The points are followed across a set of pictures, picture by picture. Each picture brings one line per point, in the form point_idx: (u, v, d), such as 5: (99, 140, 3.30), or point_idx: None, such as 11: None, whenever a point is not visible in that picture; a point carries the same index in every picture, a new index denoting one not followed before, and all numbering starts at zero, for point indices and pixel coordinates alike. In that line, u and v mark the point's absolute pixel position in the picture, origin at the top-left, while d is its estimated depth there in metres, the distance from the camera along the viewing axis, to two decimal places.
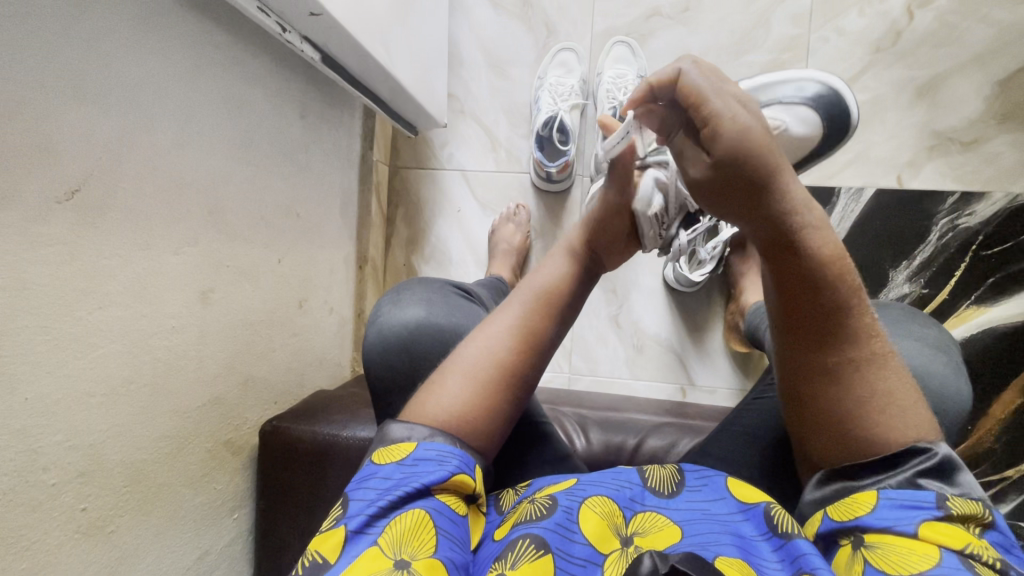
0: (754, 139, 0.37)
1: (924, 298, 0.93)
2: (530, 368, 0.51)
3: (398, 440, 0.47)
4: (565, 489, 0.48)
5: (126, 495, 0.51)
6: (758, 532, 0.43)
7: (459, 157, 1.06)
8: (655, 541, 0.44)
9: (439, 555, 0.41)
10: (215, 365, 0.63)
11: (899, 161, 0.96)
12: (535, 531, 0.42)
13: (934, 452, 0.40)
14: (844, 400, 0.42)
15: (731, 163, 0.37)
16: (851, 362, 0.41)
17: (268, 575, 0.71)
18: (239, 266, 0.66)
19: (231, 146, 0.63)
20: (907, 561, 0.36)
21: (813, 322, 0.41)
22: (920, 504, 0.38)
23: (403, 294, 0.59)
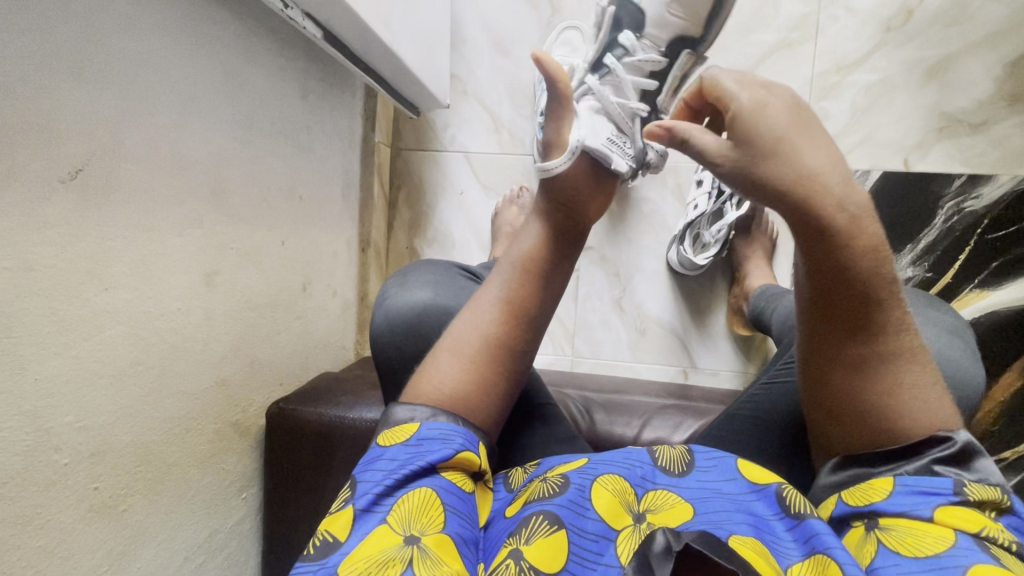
0: (770, 115, 0.42)
1: (927, 282, 0.93)
2: (521, 346, 0.52)
3: (401, 422, 0.47)
4: (577, 467, 0.49)
5: (136, 475, 0.52)
6: (772, 512, 0.44)
7: (461, 139, 1.05)
8: (669, 517, 0.44)
9: (450, 531, 0.42)
10: (221, 347, 0.63)
11: (907, 144, 0.95)
12: (547, 507, 0.44)
13: (957, 443, 0.41)
14: (859, 388, 0.43)
15: (750, 134, 0.42)
16: (879, 354, 0.42)
17: (276, 553, 0.72)
18: (244, 249, 0.65)
19: (232, 126, 0.62)
20: (922, 545, 0.37)
21: (842, 312, 0.42)
22: (939, 491, 0.39)
23: (411, 276, 0.60)
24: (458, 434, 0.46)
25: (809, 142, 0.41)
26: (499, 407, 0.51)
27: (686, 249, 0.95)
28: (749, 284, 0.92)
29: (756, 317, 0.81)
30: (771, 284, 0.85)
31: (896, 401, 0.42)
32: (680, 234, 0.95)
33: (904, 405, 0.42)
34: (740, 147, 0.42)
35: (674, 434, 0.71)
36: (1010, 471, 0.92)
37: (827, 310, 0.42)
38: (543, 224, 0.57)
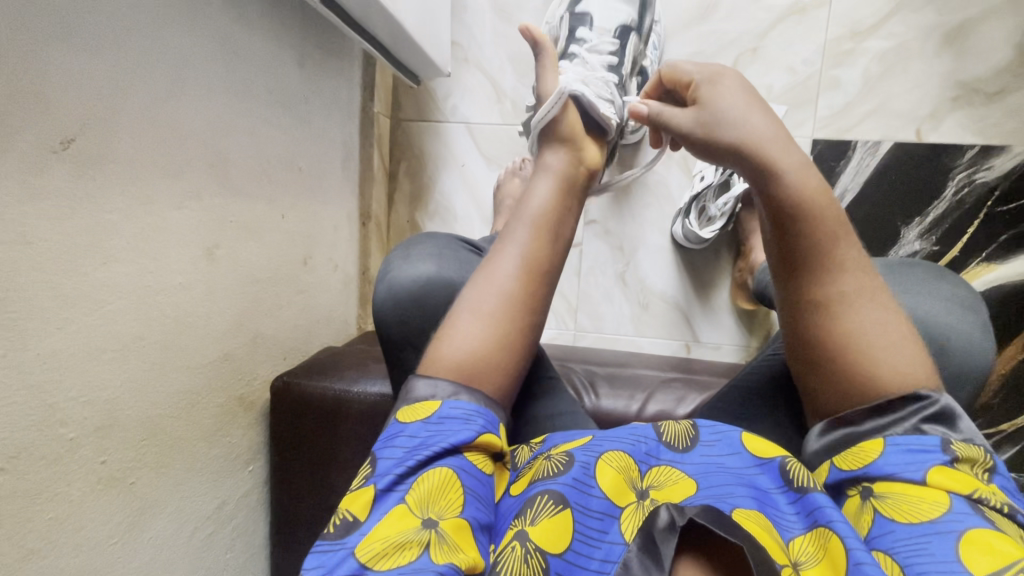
0: (724, 87, 0.51)
1: (934, 256, 0.92)
2: (537, 305, 0.52)
3: (421, 400, 0.47)
4: (581, 444, 0.48)
5: (143, 448, 0.52)
6: (774, 484, 0.44)
7: (463, 109, 1.02)
8: (672, 493, 0.44)
9: (467, 515, 0.42)
10: (224, 322, 0.62)
11: (920, 114, 0.93)
12: (552, 485, 0.43)
13: (932, 399, 0.41)
14: (832, 331, 0.44)
15: (710, 100, 0.51)
16: (841, 293, 0.45)
17: (284, 523, 0.73)
18: (243, 222, 0.64)
19: (228, 94, 0.60)
20: (918, 512, 0.37)
21: (801, 253, 0.46)
22: (930, 452, 0.39)
23: (414, 249, 0.58)
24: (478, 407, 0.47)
25: (756, 107, 0.50)
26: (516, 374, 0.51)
27: (691, 222, 0.94)
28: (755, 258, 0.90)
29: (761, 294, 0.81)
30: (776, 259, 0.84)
31: (887, 354, 0.43)
32: (685, 207, 0.94)
33: (895, 358, 0.43)
34: (704, 110, 0.51)
35: (678, 408, 0.71)
36: (1006, 442, 0.93)
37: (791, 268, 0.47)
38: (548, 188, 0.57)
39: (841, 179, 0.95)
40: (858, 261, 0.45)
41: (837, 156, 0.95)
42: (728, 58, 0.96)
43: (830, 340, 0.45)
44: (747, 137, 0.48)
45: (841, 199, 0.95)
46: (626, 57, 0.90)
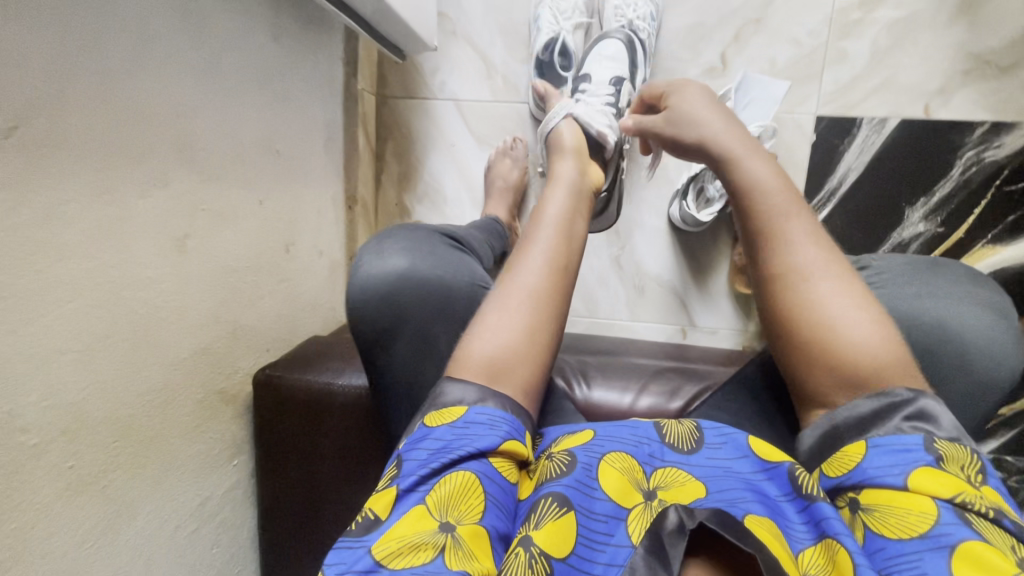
0: (687, 93, 0.61)
1: (938, 237, 0.90)
2: (563, 300, 0.51)
3: (448, 403, 0.46)
4: (582, 442, 0.48)
5: (116, 450, 0.50)
6: (781, 492, 0.44)
7: (451, 85, 0.98)
8: (680, 495, 0.44)
9: (486, 523, 0.41)
10: (199, 315, 0.60)
11: (929, 89, 0.88)
12: (555, 487, 0.43)
13: (915, 398, 0.42)
14: (786, 302, 0.48)
15: (678, 106, 0.61)
16: (791, 267, 0.48)
17: (272, 515, 0.72)
18: (218, 210, 0.61)
19: (196, 73, 0.56)
20: (903, 523, 0.38)
21: (751, 230, 0.52)
22: (912, 456, 0.40)
23: (384, 243, 0.52)
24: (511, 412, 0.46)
25: (711, 109, 0.59)
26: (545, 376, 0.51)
27: (688, 204, 0.90)
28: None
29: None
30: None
31: (857, 324, 0.45)
32: (683, 189, 0.91)
33: (864, 329, 0.45)
34: (673, 115, 0.60)
35: (673, 400, 0.69)
36: (1004, 427, 0.92)
37: (757, 251, 0.51)
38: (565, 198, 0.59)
39: (845, 157, 0.91)
40: (823, 242, 0.49)
41: (841, 133, 0.91)
42: (730, 29, 0.92)
43: (804, 318, 0.47)
44: (705, 133, 0.57)
45: (844, 179, 0.91)
46: (622, 107, 0.88)
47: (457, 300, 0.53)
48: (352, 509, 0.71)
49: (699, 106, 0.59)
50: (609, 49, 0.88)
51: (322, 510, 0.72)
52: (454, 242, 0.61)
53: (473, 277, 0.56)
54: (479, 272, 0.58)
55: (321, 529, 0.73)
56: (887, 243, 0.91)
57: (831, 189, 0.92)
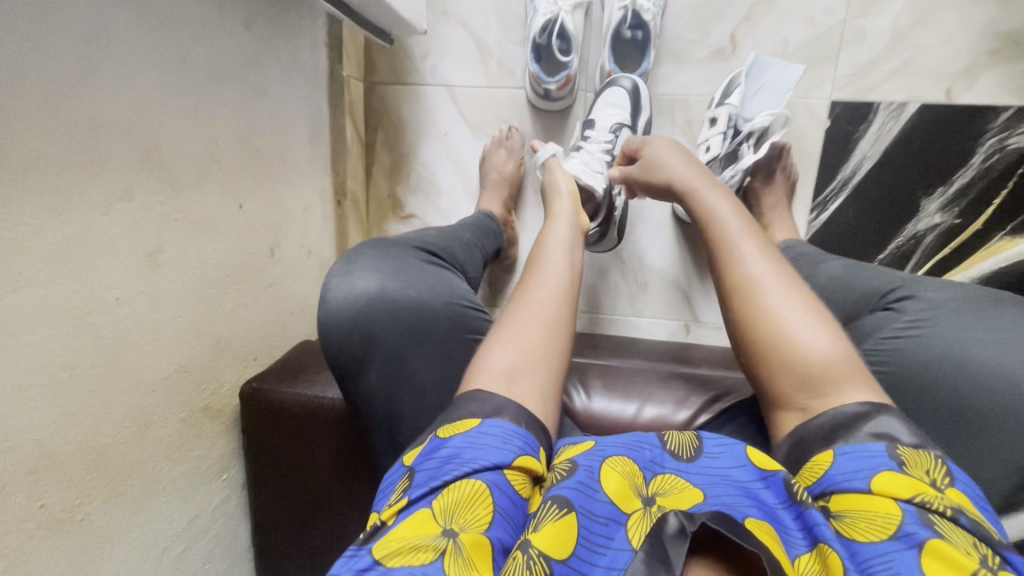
0: (661, 144, 0.70)
1: (954, 229, 0.86)
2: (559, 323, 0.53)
3: (462, 416, 0.45)
4: (583, 450, 0.46)
5: (92, 482, 0.48)
6: (777, 500, 0.41)
7: (443, 70, 0.92)
8: (679, 500, 0.41)
9: (491, 535, 0.38)
10: (177, 331, 0.56)
11: (952, 71, 0.83)
12: (557, 490, 0.40)
13: (873, 412, 0.42)
14: (749, 310, 0.51)
15: (654, 154, 0.70)
16: (752, 276, 0.53)
17: (265, 527, 0.71)
18: (192, 219, 0.57)
19: (159, 71, 0.51)
20: (873, 526, 0.37)
21: (716, 250, 0.57)
22: (874, 460, 0.40)
23: (354, 262, 0.49)
24: (525, 426, 0.45)
25: (681, 156, 0.68)
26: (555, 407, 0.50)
27: None
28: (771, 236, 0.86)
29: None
30: (797, 240, 0.81)
31: (801, 329, 0.48)
32: None
33: (813, 332, 0.48)
34: (650, 162, 0.70)
35: (677, 412, 0.66)
36: None
37: (717, 272, 0.56)
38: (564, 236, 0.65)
39: (860, 145, 0.86)
40: (773, 259, 0.54)
41: (856, 120, 0.86)
42: (741, 7, 0.85)
43: (755, 326, 0.51)
44: (674, 176, 0.66)
45: (858, 168, 0.87)
46: None
47: (434, 321, 0.50)
48: (347, 521, 0.69)
49: (670, 151, 0.69)
50: (614, 96, 0.84)
51: (316, 522, 0.70)
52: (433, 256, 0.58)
53: (452, 295, 0.53)
54: (459, 288, 0.54)
55: (316, 542, 0.71)
56: (900, 235, 0.87)
57: (844, 179, 0.87)
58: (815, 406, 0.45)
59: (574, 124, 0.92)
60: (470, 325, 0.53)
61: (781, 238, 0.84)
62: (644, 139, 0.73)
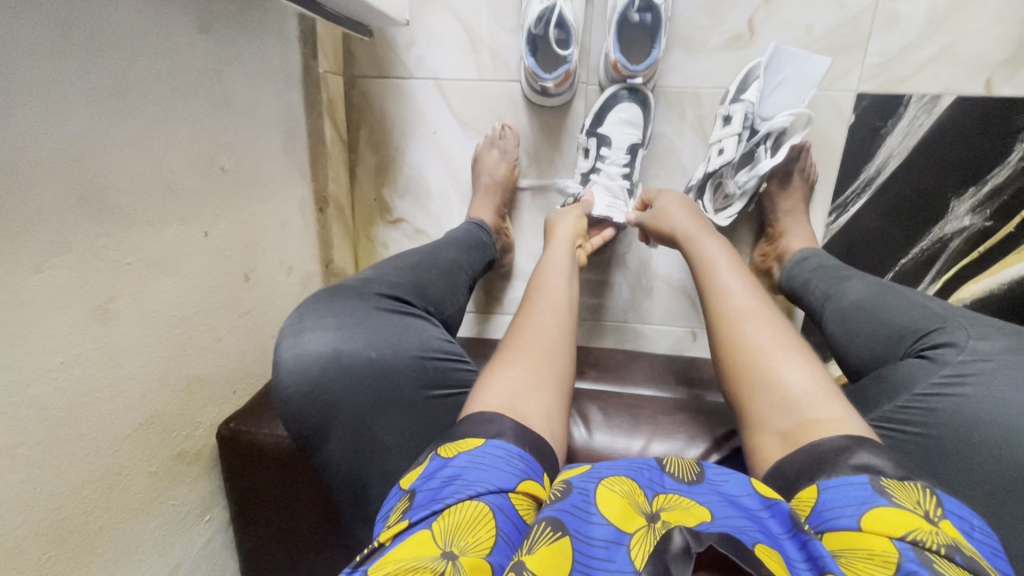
0: (671, 195, 0.74)
1: (984, 233, 0.78)
2: (553, 355, 0.52)
3: (466, 435, 0.42)
4: (579, 473, 0.41)
5: (50, 559, 0.44)
6: (782, 529, 0.35)
7: (430, 62, 0.84)
8: (684, 516, 0.36)
9: (491, 560, 0.33)
10: (140, 381, 0.52)
11: (994, 59, 0.74)
12: (549, 512, 0.36)
13: (851, 445, 0.39)
14: (733, 338, 0.52)
15: (662, 203, 0.73)
16: (735, 310, 0.54)
17: (254, 566, 0.68)
18: (147, 257, 0.51)
19: (94, 97, 0.45)
20: (870, 564, 0.32)
21: (709, 290, 0.59)
22: (863, 494, 0.36)
23: (305, 323, 0.51)
24: (530, 447, 0.42)
25: (688, 210, 0.71)
26: (560, 435, 0.47)
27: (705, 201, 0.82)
28: (786, 245, 0.79)
29: (796, 295, 0.72)
30: (815, 250, 0.75)
31: (779, 355, 0.48)
32: (700, 184, 0.80)
33: (791, 362, 0.48)
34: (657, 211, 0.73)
35: (685, 449, 0.63)
36: None
37: (706, 306, 0.58)
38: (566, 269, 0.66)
39: (887, 142, 0.78)
40: (759, 296, 0.56)
41: (884, 114, 0.78)
42: None
43: (735, 353, 0.51)
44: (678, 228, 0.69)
45: (883, 167, 0.79)
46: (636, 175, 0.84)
47: (393, 379, 0.50)
48: (338, 561, 0.66)
49: (676, 202, 0.72)
50: (628, 112, 0.79)
51: (307, 562, 0.67)
52: (402, 302, 0.58)
53: (418, 349, 0.52)
54: (426, 339, 0.54)
55: None
56: (926, 239, 0.79)
57: (867, 178, 0.80)
58: (793, 427, 0.44)
59: (574, 119, 0.84)
60: (433, 381, 0.52)
61: (798, 247, 0.77)
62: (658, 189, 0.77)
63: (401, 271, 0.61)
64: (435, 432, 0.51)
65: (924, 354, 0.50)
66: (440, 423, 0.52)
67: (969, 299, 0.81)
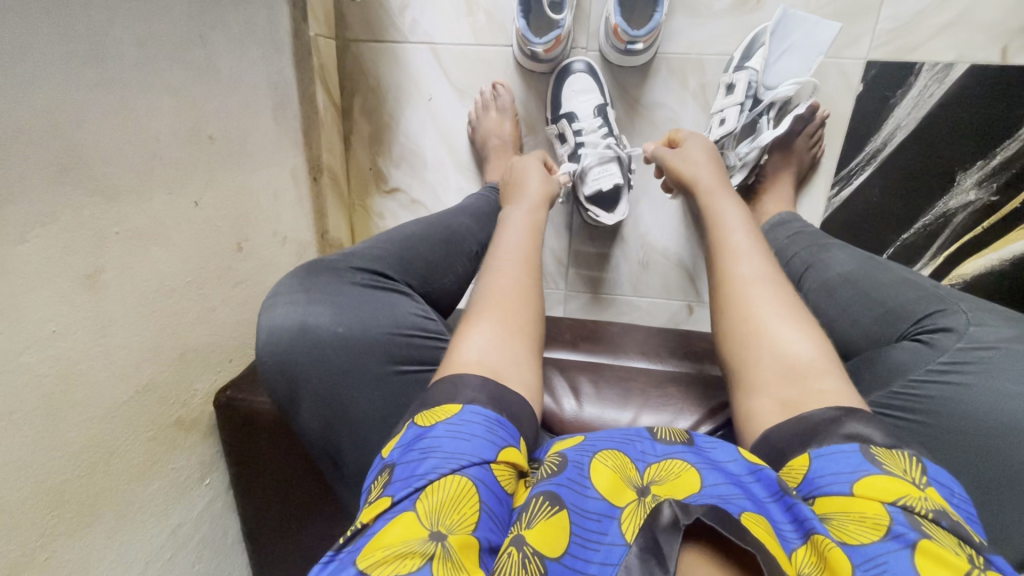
0: (696, 141, 0.72)
1: (989, 208, 0.76)
2: (522, 310, 0.51)
3: (442, 400, 0.41)
4: (574, 444, 0.42)
5: (52, 520, 0.46)
6: (767, 493, 0.36)
7: (425, 25, 0.81)
8: (675, 489, 0.36)
9: (479, 535, 0.34)
10: (134, 351, 0.52)
11: (1011, 26, 0.71)
12: (545, 485, 0.36)
13: (843, 417, 0.39)
14: (746, 300, 0.51)
15: (682, 150, 0.72)
16: (747, 274, 0.53)
17: (254, 527, 0.70)
18: (136, 228, 0.51)
19: (71, 63, 0.44)
20: (862, 529, 0.33)
21: (719, 247, 0.58)
22: (854, 462, 0.36)
23: (277, 297, 0.51)
24: (505, 414, 0.41)
25: (706, 159, 0.69)
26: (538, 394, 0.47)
27: None
28: (765, 206, 0.79)
29: None
30: (793, 214, 0.74)
31: (782, 323, 0.48)
32: None
33: (796, 337, 0.46)
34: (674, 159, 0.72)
35: (675, 420, 0.64)
36: None
37: (714, 266, 0.57)
38: (524, 217, 0.64)
39: (894, 112, 0.75)
40: (771, 263, 0.54)
41: (894, 84, 0.75)
42: None
43: (736, 320, 0.51)
44: (693, 176, 0.68)
45: (890, 139, 0.76)
46: (616, 132, 0.81)
47: (360, 354, 0.50)
48: (336, 524, 0.68)
49: (700, 150, 0.71)
50: (579, 83, 0.79)
51: (304, 526, 0.69)
52: (383, 275, 0.58)
53: (391, 326, 0.53)
54: (399, 315, 0.54)
55: (305, 541, 0.70)
56: (929, 213, 0.78)
57: (872, 151, 0.77)
58: (794, 396, 0.43)
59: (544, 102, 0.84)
60: (398, 357, 0.52)
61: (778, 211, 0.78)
62: (684, 133, 0.74)
63: (385, 244, 0.61)
64: (398, 408, 0.51)
65: (921, 338, 0.49)
66: (402, 399, 0.52)
67: (970, 275, 0.80)
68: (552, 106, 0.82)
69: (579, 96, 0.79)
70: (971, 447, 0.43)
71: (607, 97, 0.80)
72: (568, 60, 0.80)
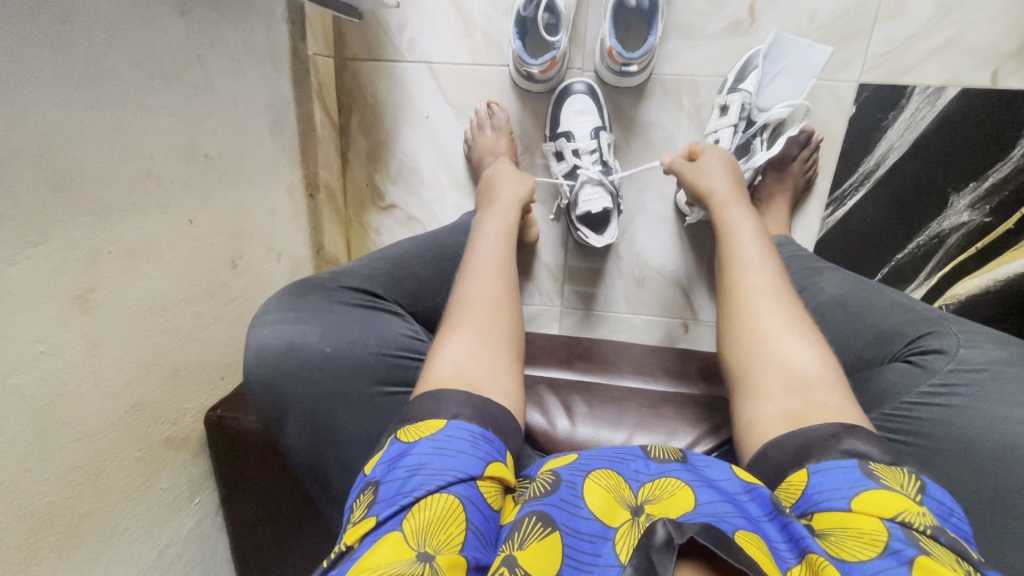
0: (718, 158, 0.70)
1: (982, 230, 0.77)
2: (501, 323, 0.51)
3: (425, 417, 0.41)
4: (566, 463, 0.41)
5: (37, 541, 0.45)
6: (762, 512, 0.36)
7: (422, 45, 0.82)
8: (668, 507, 0.36)
9: (467, 554, 0.34)
10: (124, 369, 0.52)
11: (1000, 51, 0.72)
12: (537, 506, 0.36)
13: (842, 432, 0.39)
14: (748, 310, 0.51)
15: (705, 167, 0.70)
16: (751, 285, 0.53)
17: (243, 547, 0.69)
18: (129, 246, 0.51)
19: (67, 83, 0.44)
20: (860, 545, 0.32)
21: (729, 258, 0.58)
22: (852, 477, 0.36)
23: (266, 316, 0.51)
24: (493, 428, 0.41)
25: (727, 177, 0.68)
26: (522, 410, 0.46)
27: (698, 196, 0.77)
28: None
29: None
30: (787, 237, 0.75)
31: (786, 335, 0.47)
32: None
33: (798, 348, 0.46)
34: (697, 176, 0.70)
35: (669, 440, 0.64)
36: None
37: (725, 276, 0.57)
38: (499, 223, 0.65)
39: (887, 134, 0.76)
40: (783, 278, 0.54)
41: (886, 106, 0.76)
42: None
43: (743, 330, 0.50)
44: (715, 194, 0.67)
45: (883, 160, 0.77)
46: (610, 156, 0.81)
47: (348, 373, 0.50)
48: (325, 545, 0.67)
49: (721, 167, 0.69)
50: (578, 103, 0.79)
51: (294, 547, 0.68)
52: (374, 295, 0.58)
53: (377, 345, 0.52)
54: (389, 334, 0.54)
55: (295, 562, 0.69)
56: (923, 234, 0.78)
57: (865, 172, 0.78)
58: (799, 407, 0.42)
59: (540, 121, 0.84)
60: (385, 377, 0.52)
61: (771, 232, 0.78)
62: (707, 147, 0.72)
63: (378, 263, 0.61)
64: (380, 430, 0.51)
65: (912, 360, 0.49)
66: (386, 420, 0.51)
67: (964, 296, 0.80)
68: (550, 124, 0.82)
69: (574, 115, 0.80)
70: (964, 472, 0.43)
71: (603, 118, 0.80)
72: (568, 80, 0.80)
